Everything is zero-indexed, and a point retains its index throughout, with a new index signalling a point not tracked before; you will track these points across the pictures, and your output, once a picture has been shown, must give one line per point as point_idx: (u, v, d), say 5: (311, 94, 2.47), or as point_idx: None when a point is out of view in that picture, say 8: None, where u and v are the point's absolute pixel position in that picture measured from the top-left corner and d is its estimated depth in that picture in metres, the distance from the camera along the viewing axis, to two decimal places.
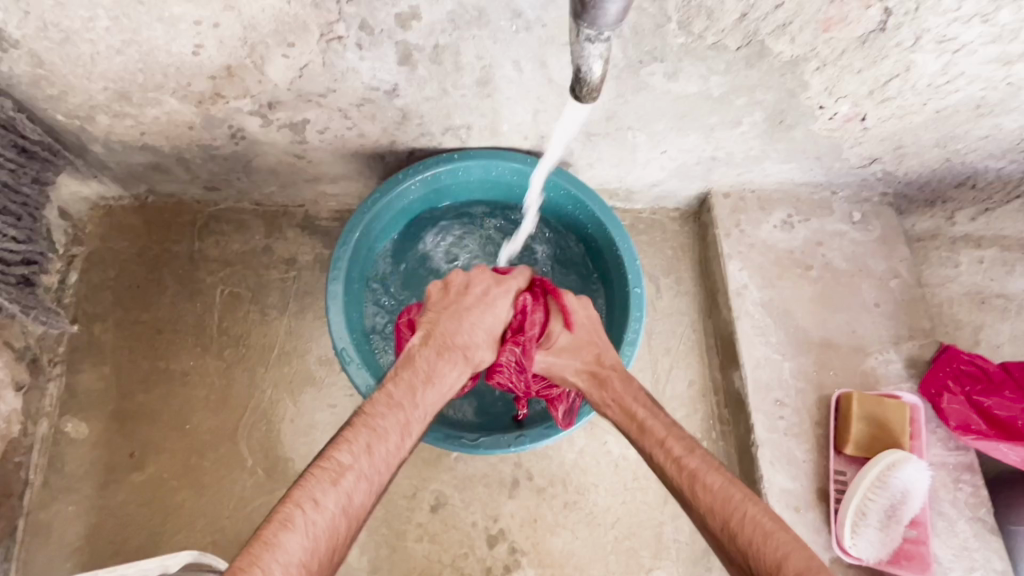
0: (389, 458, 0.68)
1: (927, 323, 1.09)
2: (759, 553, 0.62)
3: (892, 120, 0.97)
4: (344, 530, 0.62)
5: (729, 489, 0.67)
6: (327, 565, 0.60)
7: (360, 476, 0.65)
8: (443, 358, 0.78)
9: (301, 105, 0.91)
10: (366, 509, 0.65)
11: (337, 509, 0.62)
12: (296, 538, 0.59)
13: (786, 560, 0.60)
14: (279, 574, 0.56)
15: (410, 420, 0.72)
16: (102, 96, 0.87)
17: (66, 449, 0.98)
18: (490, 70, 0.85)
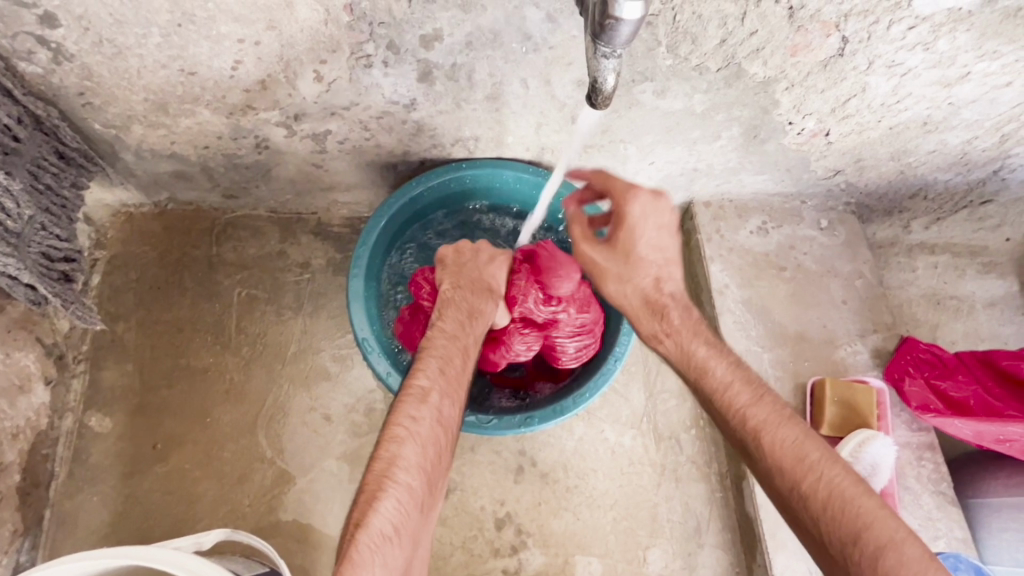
0: (459, 377, 0.81)
1: (888, 319, 1.21)
2: (837, 516, 0.63)
3: (852, 135, 1.10)
4: (443, 437, 0.76)
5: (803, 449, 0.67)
6: (436, 463, 0.74)
7: (442, 394, 0.78)
8: (477, 322, 0.88)
9: (326, 117, 0.99)
10: (455, 417, 0.79)
11: (436, 420, 0.75)
12: (410, 448, 0.72)
13: (868, 528, 0.61)
14: (403, 476, 0.70)
15: (467, 347, 0.85)
16: (141, 106, 0.94)
17: (91, 442, 1.04)
18: (500, 86, 0.95)
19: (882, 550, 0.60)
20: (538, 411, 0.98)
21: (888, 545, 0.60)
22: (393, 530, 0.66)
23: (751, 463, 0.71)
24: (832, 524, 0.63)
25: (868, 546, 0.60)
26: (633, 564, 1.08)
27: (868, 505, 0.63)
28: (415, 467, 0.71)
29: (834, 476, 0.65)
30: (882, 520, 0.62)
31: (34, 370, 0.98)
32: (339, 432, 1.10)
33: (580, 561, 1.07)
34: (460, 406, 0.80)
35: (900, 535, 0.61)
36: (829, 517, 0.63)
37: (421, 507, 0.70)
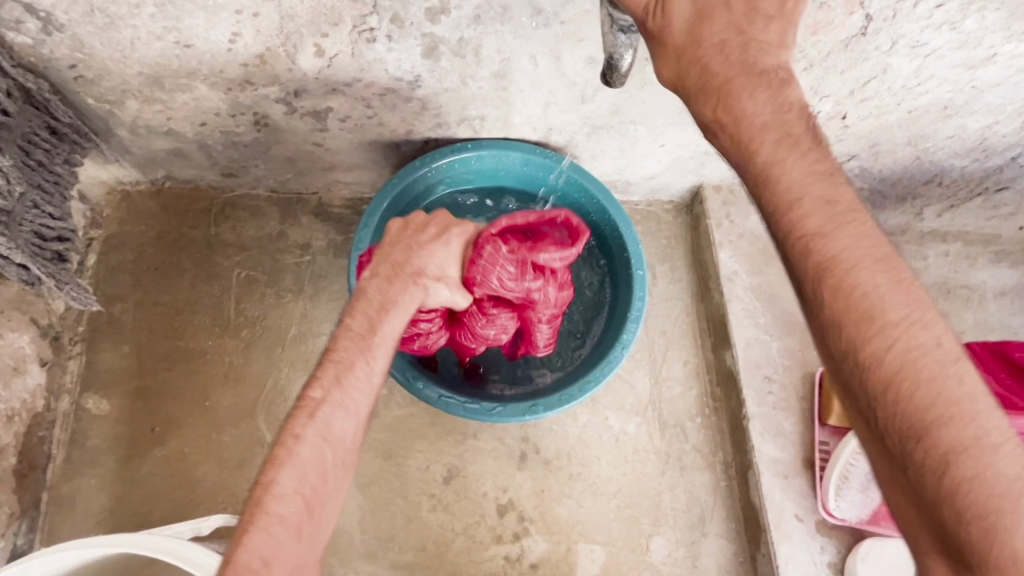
0: (361, 386, 0.74)
1: None
2: (907, 406, 0.51)
3: (870, 119, 1.07)
4: (331, 458, 0.69)
5: (896, 321, 0.52)
6: (322, 488, 0.68)
7: (336, 407, 0.71)
8: (386, 315, 0.79)
9: (327, 93, 0.95)
10: (352, 433, 0.72)
11: (322, 439, 0.69)
12: (289, 473, 0.67)
13: (943, 427, 0.49)
14: (276, 505, 0.65)
15: (372, 350, 0.76)
16: (136, 80, 0.90)
17: (89, 425, 1.03)
18: (508, 63, 0.91)
19: (950, 451, 0.49)
20: (546, 398, 0.97)
21: (969, 449, 0.48)
22: (268, 563, 0.63)
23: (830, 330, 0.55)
24: (895, 417, 0.51)
25: (939, 447, 0.49)
26: (636, 552, 1.07)
27: (955, 400, 0.50)
28: (291, 495, 0.66)
29: (924, 353, 0.51)
30: (974, 418, 0.49)
31: (30, 351, 0.96)
32: None
33: (583, 549, 1.06)
34: (357, 420, 0.72)
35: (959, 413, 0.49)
36: (899, 403, 0.51)
37: (303, 537, 0.66)
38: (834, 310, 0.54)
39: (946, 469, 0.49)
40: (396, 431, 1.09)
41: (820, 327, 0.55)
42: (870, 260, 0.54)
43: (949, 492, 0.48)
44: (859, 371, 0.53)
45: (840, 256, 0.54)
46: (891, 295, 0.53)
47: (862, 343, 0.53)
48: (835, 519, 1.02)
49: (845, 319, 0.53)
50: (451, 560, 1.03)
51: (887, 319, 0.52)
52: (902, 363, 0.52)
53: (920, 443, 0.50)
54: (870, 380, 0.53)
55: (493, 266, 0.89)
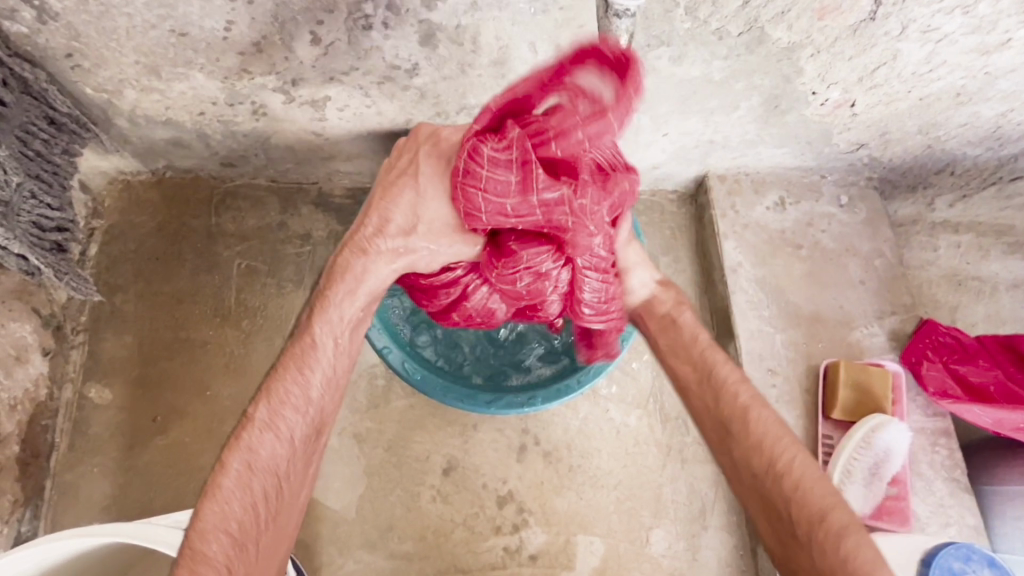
0: (293, 400, 0.75)
1: (907, 300, 1.17)
2: (803, 500, 0.70)
3: (879, 107, 1.04)
4: (258, 483, 0.71)
5: (779, 437, 0.75)
6: (254, 517, 0.70)
7: (263, 427, 0.73)
8: (330, 300, 0.79)
9: (325, 82, 0.94)
10: (281, 454, 0.73)
11: (249, 466, 0.71)
12: (214, 506, 0.69)
13: (830, 514, 0.69)
14: (203, 540, 0.67)
15: (310, 358, 0.77)
16: (132, 69, 0.90)
17: (91, 413, 1.03)
18: (507, 50, 0.90)
19: (832, 528, 0.68)
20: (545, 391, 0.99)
21: (849, 528, 0.67)
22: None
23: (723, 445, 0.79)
24: (796, 507, 0.70)
25: (831, 528, 0.68)
26: (636, 544, 1.06)
27: (830, 493, 0.71)
28: (217, 535, 0.67)
29: (800, 461, 0.73)
30: (842, 505, 0.70)
31: (31, 341, 0.96)
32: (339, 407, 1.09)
33: (582, 541, 1.06)
34: (288, 440, 0.74)
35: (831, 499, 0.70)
36: (795, 500, 0.71)
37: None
38: (745, 443, 0.77)
39: (839, 547, 0.66)
40: (396, 422, 1.09)
41: (737, 454, 0.77)
42: (744, 392, 0.80)
43: (846, 559, 0.65)
44: (759, 473, 0.74)
45: (738, 403, 0.79)
46: (762, 422, 0.77)
47: (762, 458, 0.75)
48: None
49: (752, 448, 0.76)
50: (450, 550, 1.04)
51: (771, 436, 0.76)
52: (790, 473, 0.73)
53: (819, 526, 0.68)
54: (775, 483, 0.73)
55: (480, 187, 0.75)
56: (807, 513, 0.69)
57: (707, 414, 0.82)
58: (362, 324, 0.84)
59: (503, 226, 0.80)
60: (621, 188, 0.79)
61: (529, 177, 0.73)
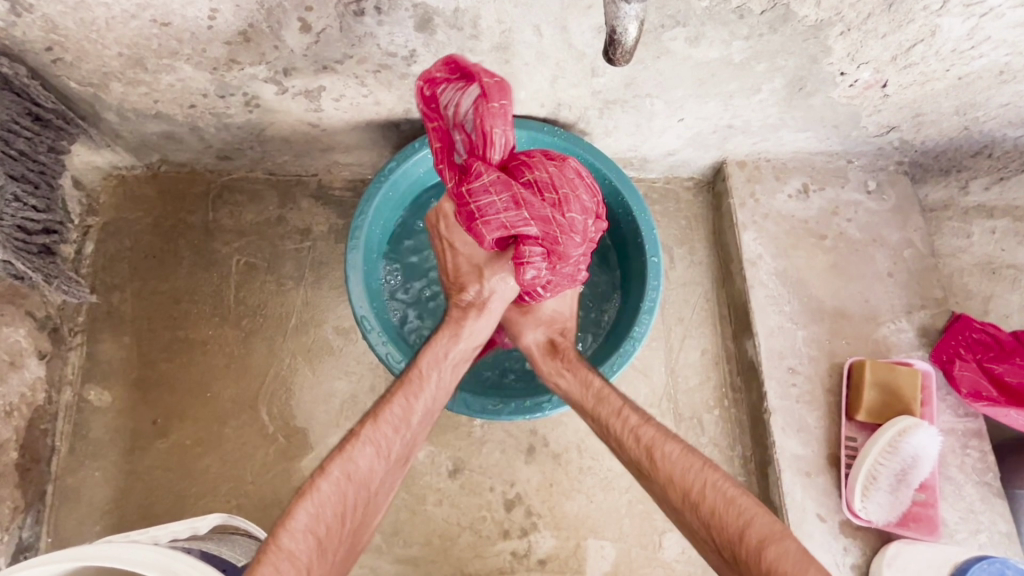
0: (393, 424, 0.79)
1: (939, 293, 1.10)
2: (720, 521, 0.71)
3: (914, 87, 0.96)
4: (350, 493, 0.72)
5: (686, 466, 0.77)
6: (335, 525, 0.69)
7: (366, 441, 0.76)
8: (442, 334, 0.88)
9: (318, 72, 0.89)
10: (375, 471, 0.76)
11: (342, 476, 0.72)
12: (305, 507, 0.68)
13: (749, 528, 0.69)
14: (289, 537, 0.65)
15: (416, 389, 0.82)
16: (116, 62, 0.85)
17: (91, 416, 1.02)
18: (509, 34, 0.84)
19: (761, 544, 0.67)
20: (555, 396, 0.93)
21: (773, 534, 0.67)
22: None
23: (648, 486, 0.80)
24: (717, 530, 0.71)
25: (750, 541, 0.68)
26: (648, 549, 1.03)
27: (745, 503, 0.71)
28: (306, 531, 0.66)
29: (710, 484, 0.74)
30: (758, 514, 0.70)
31: (26, 345, 0.94)
32: (342, 408, 1.06)
33: (593, 545, 1.03)
34: (385, 459, 0.77)
35: (749, 511, 0.70)
36: (714, 522, 0.72)
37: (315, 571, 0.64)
38: (660, 481, 0.78)
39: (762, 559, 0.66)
40: None
41: (661, 495, 0.78)
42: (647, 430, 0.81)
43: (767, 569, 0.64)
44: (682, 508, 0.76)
45: (643, 444, 0.81)
46: (668, 455, 0.79)
47: (677, 493, 0.76)
48: (861, 520, 0.98)
49: (666, 484, 0.77)
50: (457, 555, 1.01)
51: (678, 468, 0.77)
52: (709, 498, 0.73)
53: (740, 541, 0.69)
54: (693, 513, 0.74)
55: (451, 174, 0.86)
56: (727, 536, 0.70)
57: (626, 459, 0.83)
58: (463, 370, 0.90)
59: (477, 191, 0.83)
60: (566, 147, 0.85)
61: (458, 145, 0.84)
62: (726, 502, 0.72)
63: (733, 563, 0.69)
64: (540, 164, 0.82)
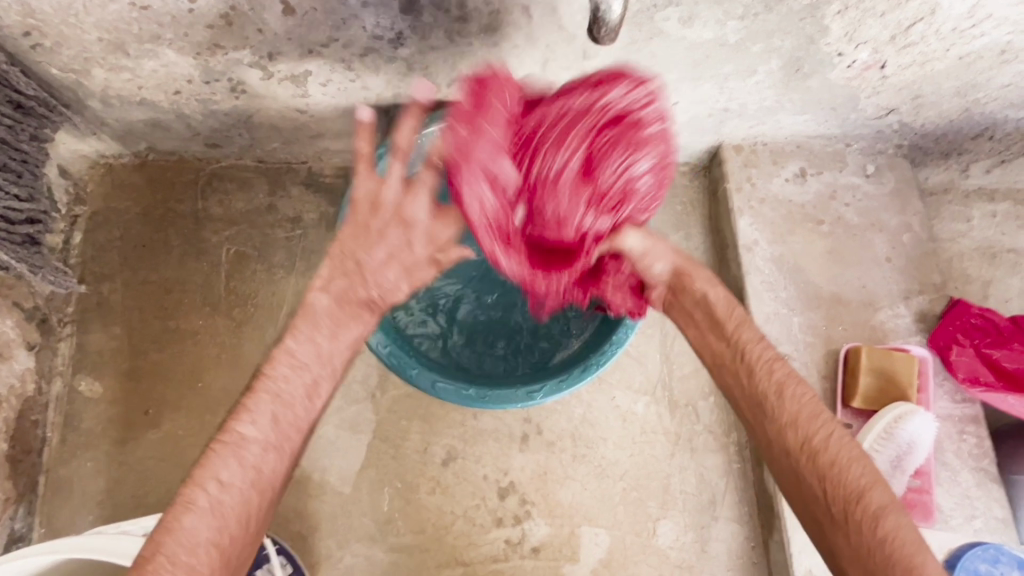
0: None
1: (937, 278, 1.09)
2: (837, 477, 0.65)
3: (913, 67, 0.94)
4: None
5: (818, 414, 0.69)
6: None
7: None
8: None
9: (304, 56, 0.88)
10: None
11: None
12: None
13: (868, 491, 0.63)
14: None
15: None
16: (97, 47, 0.83)
17: (82, 407, 1.01)
18: (498, 16, 0.82)
19: (882, 509, 0.62)
20: (546, 385, 0.93)
21: (892, 504, 0.62)
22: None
23: (759, 422, 0.72)
24: (829, 483, 0.65)
25: (869, 507, 0.62)
26: (642, 536, 1.03)
27: (872, 469, 0.64)
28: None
29: (840, 439, 0.67)
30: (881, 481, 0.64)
31: (14, 336, 0.93)
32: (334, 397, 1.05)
33: (586, 533, 1.03)
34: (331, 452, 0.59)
35: (872, 474, 0.64)
36: (829, 477, 0.65)
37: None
38: (776, 422, 0.70)
39: (878, 525, 0.61)
40: (393, 413, 1.05)
41: (769, 434, 0.71)
42: (779, 373, 0.73)
43: (882, 540, 0.60)
44: (791, 454, 0.68)
45: (772, 381, 0.72)
46: (791, 402, 0.70)
47: (796, 437, 0.68)
48: None
49: (786, 424, 0.70)
50: (450, 543, 1.01)
51: (807, 412, 0.69)
52: (828, 450, 0.66)
53: (857, 503, 0.63)
54: (808, 462, 0.67)
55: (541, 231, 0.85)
56: (846, 490, 0.64)
57: (742, 388, 0.75)
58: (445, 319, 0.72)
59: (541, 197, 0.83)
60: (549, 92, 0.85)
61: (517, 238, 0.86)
62: (848, 462, 0.65)
63: (837, 516, 0.63)
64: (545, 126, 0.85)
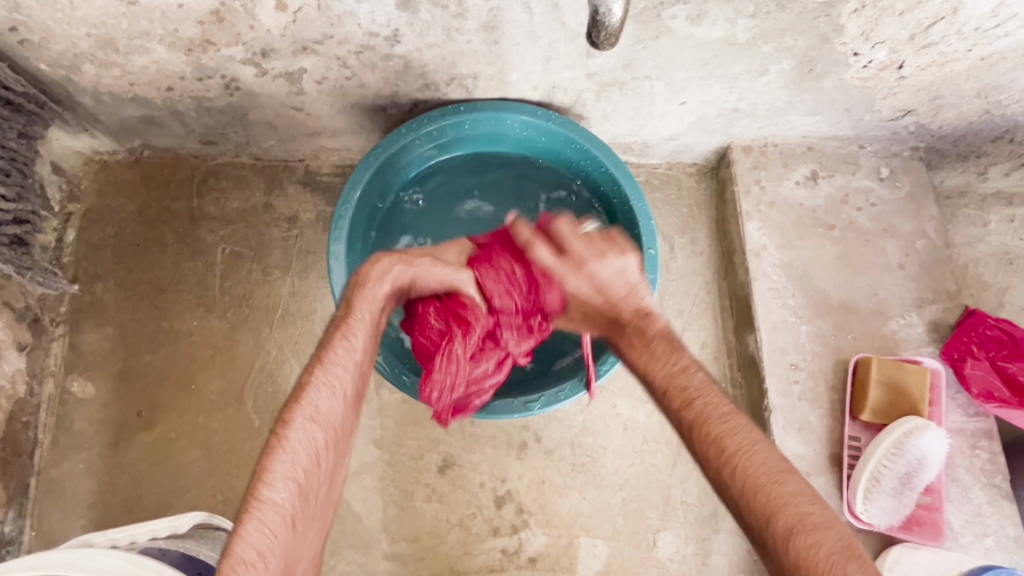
0: (345, 362, 0.68)
1: (952, 286, 1.05)
2: (754, 491, 0.62)
3: (932, 68, 0.90)
4: (322, 439, 0.65)
5: (726, 440, 0.65)
6: (316, 469, 0.64)
7: (319, 386, 0.66)
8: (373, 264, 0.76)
9: (298, 53, 0.85)
10: (340, 412, 0.67)
11: (306, 420, 0.65)
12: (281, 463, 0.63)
13: (778, 516, 0.60)
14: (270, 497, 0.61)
15: (351, 326, 0.71)
16: (86, 43, 0.81)
17: (74, 408, 1.00)
18: (498, 13, 0.79)
19: (792, 534, 0.59)
20: (545, 395, 0.90)
21: (802, 528, 0.59)
22: (262, 555, 0.59)
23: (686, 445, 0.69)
24: (742, 507, 0.62)
25: (785, 518, 0.60)
26: (642, 547, 1.00)
27: (783, 492, 0.61)
28: (285, 481, 0.62)
29: (755, 462, 0.63)
30: (790, 505, 0.60)
31: (5, 337, 0.92)
32: None
33: (585, 543, 1.01)
34: (344, 397, 0.67)
35: (783, 498, 0.60)
36: (746, 490, 0.62)
37: (294, 525, 0.62)
38: (695, 446, 0.67)
39: (786, 557, 0.58)
40: (389, 418, 1.04)
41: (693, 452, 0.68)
42: (702, 395, 0.68)
43: (796, 562, 0.57)
44: (710, 476, 0.66)
45: (688, 406, 0.68)
46: (711, 422, 0.66)
47: (711, 463, 0.65)
48: (862, 523, 0.95)
49: (699, 454, 0.67)
50: (445, 552, 1.00)
51: (724, 430, 0.66)
52: (741, 475, 0.63)
53: (773, 516, 0.60)
54: (721, 484, 0.64)
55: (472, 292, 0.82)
56: (751, 514, 0.61)
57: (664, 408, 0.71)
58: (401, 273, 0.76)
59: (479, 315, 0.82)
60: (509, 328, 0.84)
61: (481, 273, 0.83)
62: (761, 485, 0.62)
63: (750, 536, 0.62)
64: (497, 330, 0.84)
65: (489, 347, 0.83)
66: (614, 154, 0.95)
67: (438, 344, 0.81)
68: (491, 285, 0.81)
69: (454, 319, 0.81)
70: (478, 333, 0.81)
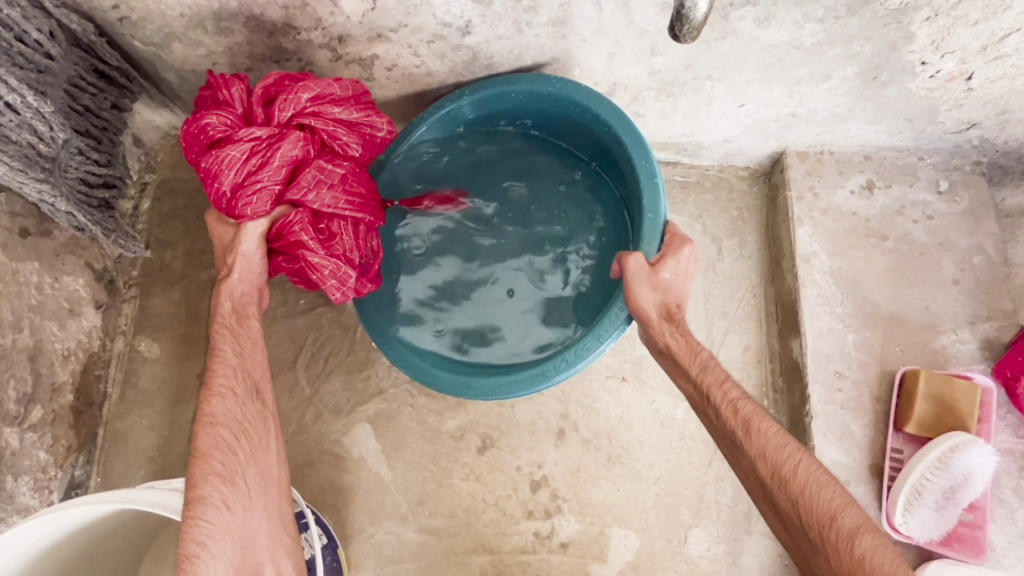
0: (227, 372, 0.79)
1: (1008, 305, 1.03)
2: (809, 506, 0.72)
3: (1002, 81, 0.89)
4: (234, 437, 0.77)
5: (783, 443, 0.76)
6: (247, 458, 0.77)
7: (224, 397, 0.78)
8: (219, 292, 0.83)
9: (372, 40, 0.89)
10: (243, 410, 0.78)
11: (227, 423, 0.77)
12: (218, 458, 0.75)
13: (840, 514, 0.71)
14: (212, 488, 0.74)
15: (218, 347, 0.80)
16: (179, 22, 0.86)
17: (141, 366, 1.06)
18: (568, 8, 0.81)
19: (859, 531, 0.69)
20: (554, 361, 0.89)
21: (864, 525, 0.70)
22: (204, 545, 0.71)
23: (735, 453, 0.79)
24: (802, 509, 0.72)
25: (842, 529, 0.70)
26: (672, 542, 1.02)
27: (838, 493, 0.72)
28: (212, 477, 0.74)
29: (807, 465, 0.75)
30: (849, 507, 0.71)
31: (84, 294, 0.98)
32: (375, 377, 1.07)
33: (616, 534, 1.02)
34: (245, 398, 0.79)
35: (838, 500, 0.72)
36: (802, 504, 0.72)
37: (231, 510, 0.74)
38: (748, 453, 0.77)
39: (851, 549, 0.68)
40: (431, 397, 1.07)
41: (747, 469, 0.78)
42: (755, 410, 0.79)
43: (862, 558, 0.67)
44: (761, 479, 0.76)
45: (740, 414, 0.79)
46: (761, 433, 0.77)
47: (767, 466, 0.75)
48: (900, 535, 0.94)
49: (755, 457, 0.76)
50: (478, 531, 1.02)
51: (773, 444, 0.76)
52: (806, 481, 0.73)
53: (830, 527, 0.70)
54: (779, 486, 0.74)
55: (263, 190, 0.79)
56: (814, 515, 0.71)
57: (714, 425, 0.81)
58: (254, 296, 0.84)
59: (295, 211, 0.82)
60: (324, 166, 0.82)
61: (257, 192, 0.79)
62: (819, 489, 0.73)
63: (803, 539, 0.72)
64: (314, 171, 0.82)
65: (327, 216, 0.83)
66: (615, 109, 0.91)
67: (325, 249, 0.83)
68: (269, 206, 0.80)
69: (293, 248, 0.82)
70: (298, 215, 0.81)
